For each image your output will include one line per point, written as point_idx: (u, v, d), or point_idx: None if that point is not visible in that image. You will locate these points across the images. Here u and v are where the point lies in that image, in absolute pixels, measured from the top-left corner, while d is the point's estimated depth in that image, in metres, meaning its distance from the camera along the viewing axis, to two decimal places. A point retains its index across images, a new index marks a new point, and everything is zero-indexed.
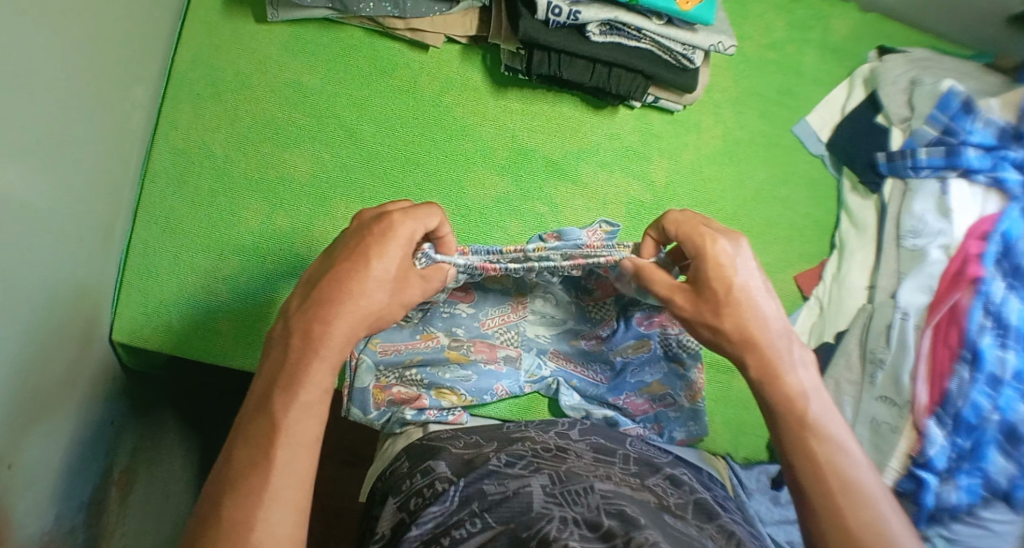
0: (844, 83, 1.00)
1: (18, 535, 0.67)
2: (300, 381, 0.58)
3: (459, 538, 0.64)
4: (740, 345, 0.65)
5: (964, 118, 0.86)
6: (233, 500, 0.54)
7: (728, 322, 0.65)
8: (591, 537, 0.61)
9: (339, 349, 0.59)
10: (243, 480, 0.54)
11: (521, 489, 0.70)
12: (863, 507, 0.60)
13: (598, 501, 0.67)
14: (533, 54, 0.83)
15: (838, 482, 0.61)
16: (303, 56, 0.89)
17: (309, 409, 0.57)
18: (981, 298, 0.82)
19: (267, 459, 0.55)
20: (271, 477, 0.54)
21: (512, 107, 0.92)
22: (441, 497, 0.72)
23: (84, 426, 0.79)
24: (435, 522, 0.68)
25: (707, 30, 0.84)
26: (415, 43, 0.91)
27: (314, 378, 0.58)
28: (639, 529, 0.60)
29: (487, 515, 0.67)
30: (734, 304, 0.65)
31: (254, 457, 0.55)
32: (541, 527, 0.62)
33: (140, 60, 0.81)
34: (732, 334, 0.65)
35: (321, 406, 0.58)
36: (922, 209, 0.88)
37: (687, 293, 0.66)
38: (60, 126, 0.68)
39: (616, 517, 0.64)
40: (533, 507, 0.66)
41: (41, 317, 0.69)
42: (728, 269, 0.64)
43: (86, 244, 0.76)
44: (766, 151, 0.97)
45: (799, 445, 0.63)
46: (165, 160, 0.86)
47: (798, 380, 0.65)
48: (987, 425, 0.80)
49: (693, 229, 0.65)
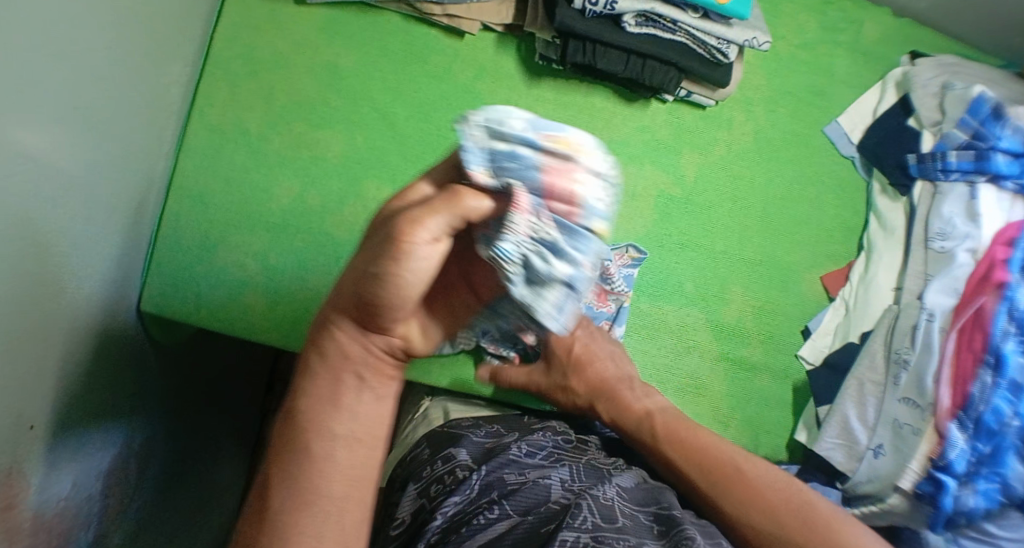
0: (875, 86, 1.00)
1: (39, 500, 0.67)
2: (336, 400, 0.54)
3: (478, 527, 0.63)
4: (591, 395, 0.80)
5: (993, 124, 0.87)
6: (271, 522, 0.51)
7: (576, 381, 0.80)
8: (607, 527, 0.62)
9: (355, 365, 0.53)
10: (278, 505, 0.51)
11: (540, 478, 0.70)
12: (794, 517, 0.68)
13: (614, 495, 0.68)
14: (568, 43, 0.84)
15: (769, 501, 0.69)
16: (339, 38, 0.90)
17: (348, 424, 0.54)
18: (1005, 303, 0.81)
19: (310, 499, 0.51)
20: (326, 507, 0.52)
21: (545, 96, 0.92)
22: (461, 485, 0.70)
23: (105, 395, 0.79)
24: (454, 510, 0.67)
25: (742, 25, 0.84)
26: (451, 30, 0.92)
27: (353, 389, 0.54)
28: (660, 537, 0.63)
29: (505, 503, 0.66)
30: (587, 367, 0.80)
31: (276, 516, 0.51)
32: (560, 521, 0.63)
33: (179, 34, 0.82)
34: (586, 381, 0.80)
35: (366, 420, 0.55)
36: (951, 212, 0.88)
37: (540, 368, 0.81)
38: (97, 94, 0.68)
39: (634, 517, 0.65)
40: (551, 496, 0.67)
41: (70, 284, 0.69)
42: (568, 338, 0.81)
43: (119, 213, 0.76)
44: (796, 150, 0.98)
45: (719, 492, 0.71)
46: (200, 137, 0.86)
47: (649, 403, 0.78)
48: (1007, 431, 0.78)
49: (552, 320, 0.81)
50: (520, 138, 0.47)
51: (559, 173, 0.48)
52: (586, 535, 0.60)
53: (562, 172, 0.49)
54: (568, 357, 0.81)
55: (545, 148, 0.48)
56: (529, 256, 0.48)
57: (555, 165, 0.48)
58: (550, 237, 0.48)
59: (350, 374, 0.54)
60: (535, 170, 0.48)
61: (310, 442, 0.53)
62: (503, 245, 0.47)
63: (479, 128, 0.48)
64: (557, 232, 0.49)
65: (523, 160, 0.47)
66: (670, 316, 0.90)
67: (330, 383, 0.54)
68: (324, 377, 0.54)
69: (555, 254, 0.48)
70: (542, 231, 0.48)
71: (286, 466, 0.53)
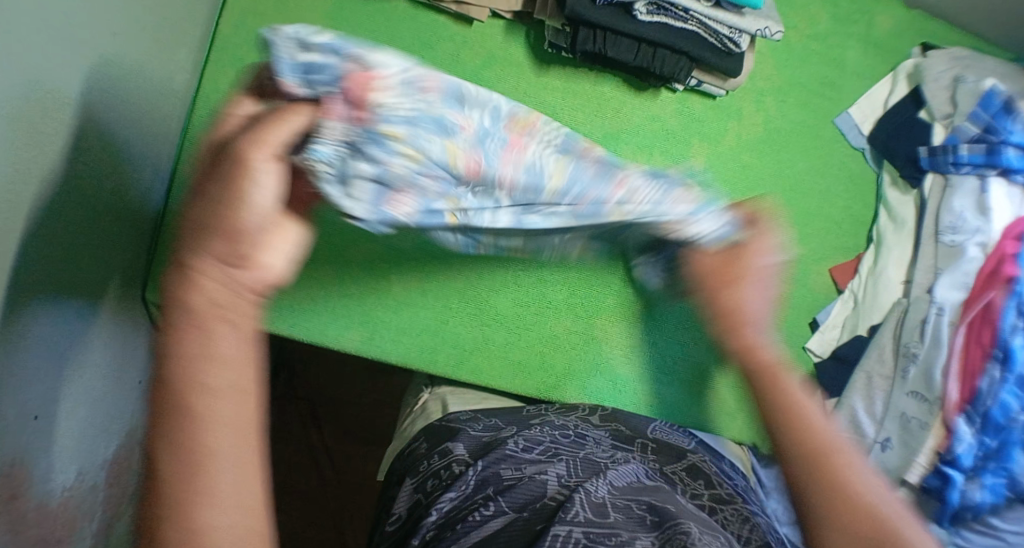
0: (886, 78, 0.99)
1: (45, 488, 0.67)
2: (218, 355, 0.44)
3: (473, 524, 0.63)
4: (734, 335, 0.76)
5: (1004, 118, 0.85)
6: (168, 491, 0.42)
7: (729, 301, 0.77)
8: (597, 523, 0.61)
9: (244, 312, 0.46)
10: (167, 495, 0.41)
11: (536, 476, 0.70)
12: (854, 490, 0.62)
13: (610, 492, 0.67)
14: (577, 31, 0.83)
15: (848, 478, 0.63)
16: (345, 23, 0.89)
17: (232, 385, 0.44)
18: (1015, 298, 0.79)
19: (196, 477, 0.42)
20: (212, 474, 0.42)
21: (553, 85, 0.91)
22: (457, 481, 0.71)
23: (111, 383, 0.79)
24: (450, 506, 0.68)
25: (754, 14, 0.83)
26: (459, 16, 0.91)
27: (223, 337, 0.45)
28: (654, 531, 0.61)
29: (500, 500, 0.66)
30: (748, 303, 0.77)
31: (166, 488, 0.42)
32: (551, 517, 0.62)
33: (181, 19, 0.81)
34: (727, 304, 0.77)
35: (245, 380, 0.45)
36: (961, 206, 0.87)
37: (721, 256, 0.79)
38: (101, 79, 0.67)
39: (628, 513, 0.64)
40: (546, 494, 0.67)
41: (72, 272, 0.68)
42: (747, 256, 0.78)
43: (123, 199, 0.76)
44: (806, 142, 0.97)
45: (813, 472, 0.64)
46: (205, 122, 0.85)
47: (768, 353, 0.74)
48: (1014, 427, 0.77)
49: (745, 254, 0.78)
50: (404, 83, 0.57)
51: (430, 94, 0.58)
52: (575, 530, 0.59)
53: (452, 103, 0.60)
54: (715, 275, 0.78)
55: (356, 68, 0.54)
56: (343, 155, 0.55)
57: (431, 83, 0.59)
58: (427, 137, 0.58)
59: (238, 321, 0.45)
60: (332, 81, 0.53)
61: (172, 419, 0.43)
62: (320, 148, 0.54)
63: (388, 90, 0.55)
64: (429, 131, 0.58)
65: (406, 88, 0.57)
66: (678, 308, 0.90)
67: (195, 340, 0.44)
68: (208, 324, 0.44)
69: (366, 153, 0.55)
70: (409, 116, 0.57)
71: (169, 460, 0.42)
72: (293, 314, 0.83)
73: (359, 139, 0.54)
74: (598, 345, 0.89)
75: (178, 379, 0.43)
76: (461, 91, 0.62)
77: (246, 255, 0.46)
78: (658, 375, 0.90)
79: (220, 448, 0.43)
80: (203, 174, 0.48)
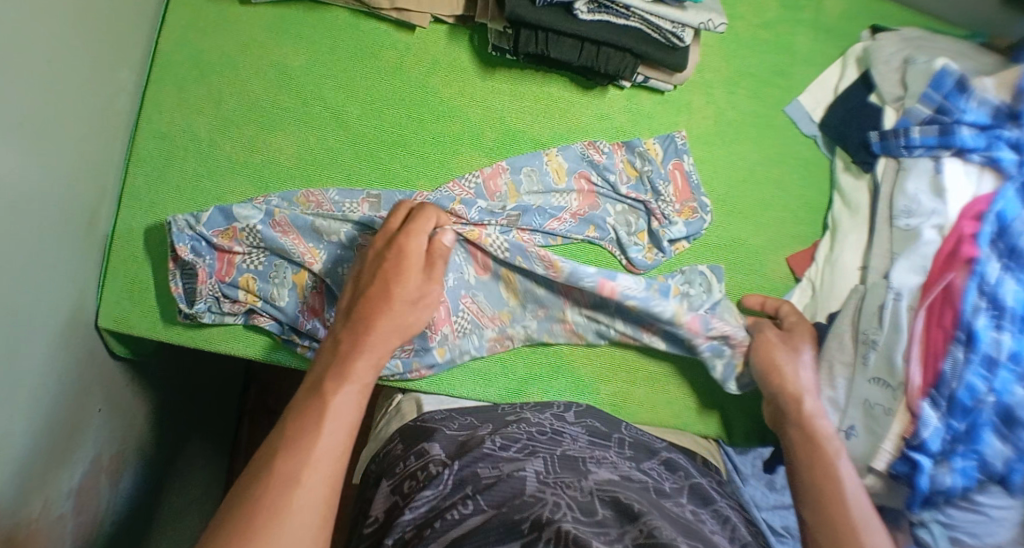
0: (836, 63, 0.99)
1: (10, 523, 0.68)
2: (343, 377, 0.66)
3: (450, 523, 0.62)
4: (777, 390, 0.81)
5: (958, 97, 0.85)
6: (246, 508, 0.55)
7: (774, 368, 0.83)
8: (586, 520, 0.60)
9: (381, 347, 0.70)
10: (245, 509, 0.55)
11: (515, 472, 0.68)
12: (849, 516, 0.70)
13: (591, 488, 0.66)
14: (519, 33, 0.82)
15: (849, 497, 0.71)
16: (286, 37, 0.88)
17: (347, 392, 0.65)
18: (975, 279, 0.79)
19: (279, 486, 0.57)
20: (302, 475, 0.58)
21: (500, 88, 0.91)
22: (435, 480, 0.70)
23: (76, 412, 0.79)
24: (428, 506, 0.67)
25: (696, 7, 0.82)
26: (402, 24, 0.90)
27: (338, 393, 0.64)
28: (637, 522, 0.60)
29: (480, 498, 0.65)
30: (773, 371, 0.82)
31: (270, 484, 0.57)
32: (535, 512, 0.60)
33: (121, 42, 0.80)
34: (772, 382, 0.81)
35: (352, 401, 0.65)
36: (916, 189, 0.86)
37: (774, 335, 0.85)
38: (41, 114, 0.67)
39: (613, 507, 0.63)
40: (526, 491, 0.64)
41: (23, 307, 0.68)
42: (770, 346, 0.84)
43: (72, 230, 0.75)
44: (758, 132, 0.96)
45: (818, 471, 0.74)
46: (151, 145, 0.85)
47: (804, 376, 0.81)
48: (983, 408, 0.77)
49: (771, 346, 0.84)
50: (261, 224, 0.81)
51: (290, 235, 0.82)
52: (565, 526, 0.57)
53: (301, 235, 0.82)
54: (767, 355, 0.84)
55: (219, 232, 0.82)
56: (209, 310, 0.81)
57: (281, 224, 0.82)
58: (276, 265, 0.83)
59: (350, 366, 0.67)
60: (210, 249, 0.82)
61: (299, 447, 0.60)
62: (198, 304, 0.80)
63: (182, 223, 0.81)
64: (288, 263, 0.83)
65: (253, 226, 0.81)
66: None
67: (321, 401, 0.63)
68: (354, 368, 0.67)
69: (231, 299, 0.81)
70: (256, 261, 0.82)
71: (267, 475, 0.57)
72: (248, 335, 0.84)
73: (222, 291, 0.81)
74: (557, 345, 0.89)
75: (304, 424, 0.61)
76: (315, 225, 0.82)
77: (395, 309, 0.72)
78: (617, 375, 0.90)
79: (311, 437, 0.61)
80: (359, 262, 0.77)
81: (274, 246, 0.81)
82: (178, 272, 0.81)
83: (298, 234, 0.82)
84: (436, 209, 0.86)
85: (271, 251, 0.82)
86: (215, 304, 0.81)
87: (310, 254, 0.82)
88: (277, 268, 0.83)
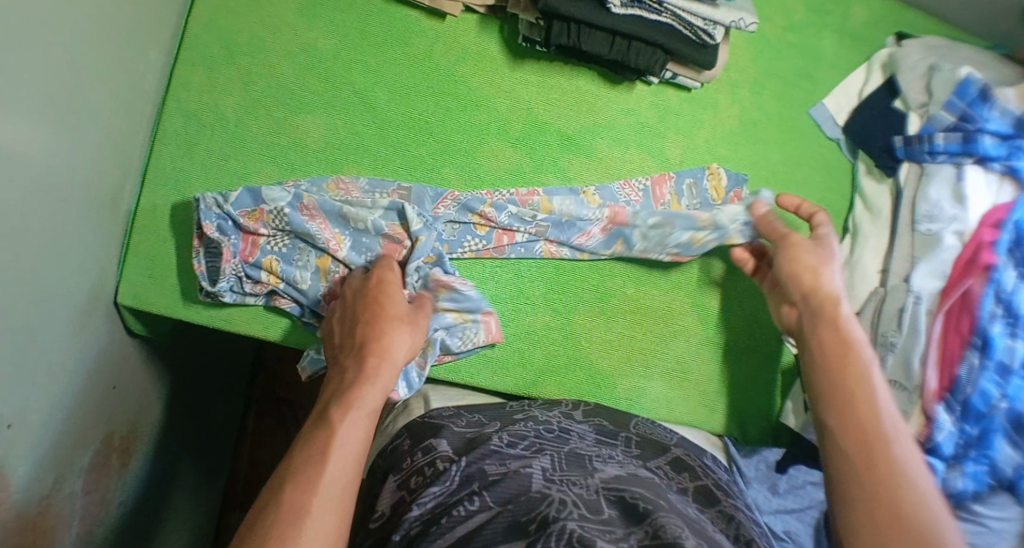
0: (862, 68, 0.99)
1: (22, 496, 0.67)
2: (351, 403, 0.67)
3: (457, 519, 0.62)
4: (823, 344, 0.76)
5: (981, 106, 0.85)
6: None
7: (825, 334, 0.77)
8: (592, 518, 0.59)
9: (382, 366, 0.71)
10: None
11: (522, 469, 0.68)
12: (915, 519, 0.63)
13: (598, 486, 0.66)
14: (552, 25, 0.82)
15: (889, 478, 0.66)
16: (317, 21, 0.88)
17: (353, 421, 0.66)
18: (992, 285, 0.81)
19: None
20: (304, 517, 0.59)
21: (527, 79, 0.91)
22: (442, 477, 0.70)
23: (91, 388, 0.79)
24: (435, 502, 0.67)
25: (729, 6, 0.82)
26: (432, 12, 0.90)
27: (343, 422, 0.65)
28: (643, 524, 0.59)
29: (486, 495, 0.64)
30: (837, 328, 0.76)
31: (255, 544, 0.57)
32: (540, 512, 0.59)
33: (152, 18, 0.80)
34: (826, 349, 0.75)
35: (361, 421, 0.66)
36: (938, 195, 0.87)
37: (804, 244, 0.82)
38: (71, 85, 0.67)
39: (619, 506, 0.63)
40: (533, 488, 0.64)
41: (45, 279, 0.68)
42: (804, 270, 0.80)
43: (94, 204, 0.75)
44: (782, 133, 0.97)
45: (870, 475, 0.66)
46: (177, 123, 0.85)
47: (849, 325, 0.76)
48: (996, 413, 0.78)
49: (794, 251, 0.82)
50: (288, 206, 0.81)
51: (316, 219, 0.82)
52: (570, 525, 0.56)
53: (328, 218, 0.82)
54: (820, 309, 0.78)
55: (246, 212, 0.82)
56: (229, 287, 0.81)
57: (309, 209, 0.82)
58: (300, 251, 0.83)
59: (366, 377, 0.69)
60: (236, 229, 0.81)
61: (300, 490, 0.60)
62: (221, 282, 0.79)
63: (211, 200, 0.80)
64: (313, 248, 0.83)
65: (281, 208, 0.81)
66: (656, 302, 0.92)
67: (321, 444, 0.64)
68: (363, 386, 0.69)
69: (255, 280, 0.81)
70: (280, 242, 0.82)
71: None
72: (267, 318, 0.84)
73: (245, 271, 0.81)
74: (576, 340, 0.89)
75: (304, 464, 0.62)
76: (342, 210, 0.82)
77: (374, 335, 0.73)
78: (636, 369, 0.91)
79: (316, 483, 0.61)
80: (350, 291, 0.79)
81: (300, 229, 0.81)
82: (202, 250, 0.81)
83: (324, 219, 0.83)
84: (466, 210, 0.86)
85: (296, 235, 0.82)
86: (236, 283, 0.81)
87: (335, 240, 0.83)
88: (299, 254, 0.83)
